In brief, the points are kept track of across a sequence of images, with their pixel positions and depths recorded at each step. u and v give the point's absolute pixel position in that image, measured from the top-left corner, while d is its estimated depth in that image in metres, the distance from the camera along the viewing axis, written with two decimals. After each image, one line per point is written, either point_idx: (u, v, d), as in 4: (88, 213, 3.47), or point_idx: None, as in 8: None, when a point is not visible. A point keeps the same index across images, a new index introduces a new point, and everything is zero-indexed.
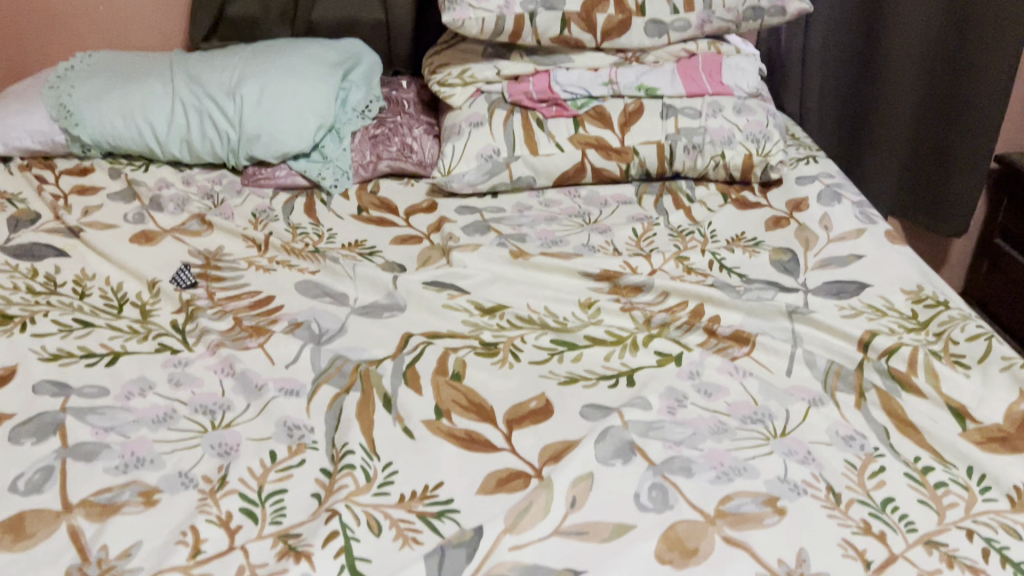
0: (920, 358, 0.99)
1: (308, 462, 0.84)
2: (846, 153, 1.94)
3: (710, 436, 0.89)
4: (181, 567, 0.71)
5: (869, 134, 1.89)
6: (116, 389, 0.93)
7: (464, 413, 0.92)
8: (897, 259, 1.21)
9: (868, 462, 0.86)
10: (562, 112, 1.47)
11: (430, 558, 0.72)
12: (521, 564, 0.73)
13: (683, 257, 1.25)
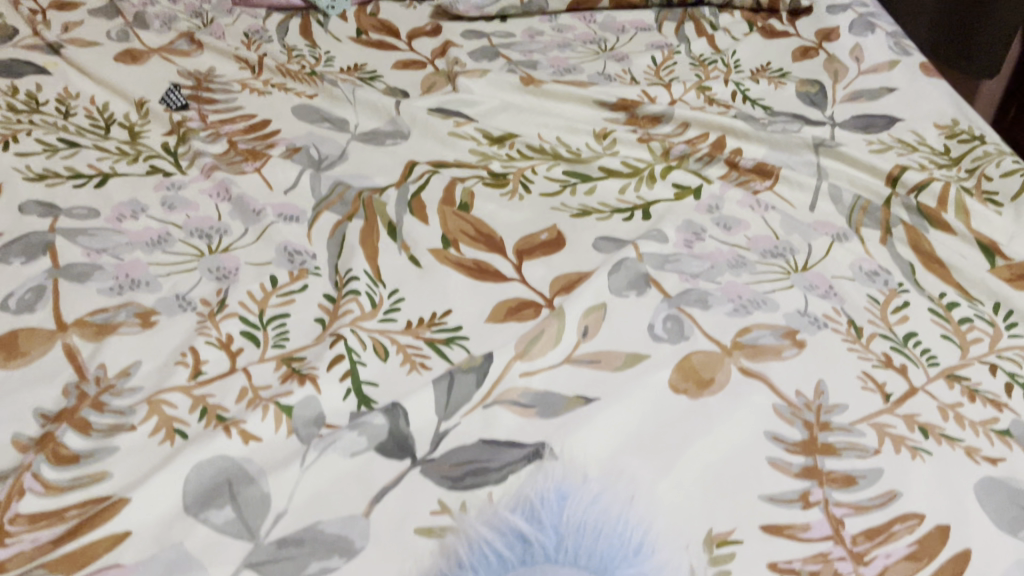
0: (952, 193, 0.94)
1: (309, 287, 0.81)
2: None
3: (728, 270, 0.85)
4: (181, 387, 0.68)
5: None
6: (107, 212, 0.89)
7: (471, 243, 0.88)
8: (932, 93, 1.14)
9: (891, 297, 0.82)
10: None
11: (438, 382, 0.69)
12: (532, 391, 0.70)
13: (705, 87, 1.17)
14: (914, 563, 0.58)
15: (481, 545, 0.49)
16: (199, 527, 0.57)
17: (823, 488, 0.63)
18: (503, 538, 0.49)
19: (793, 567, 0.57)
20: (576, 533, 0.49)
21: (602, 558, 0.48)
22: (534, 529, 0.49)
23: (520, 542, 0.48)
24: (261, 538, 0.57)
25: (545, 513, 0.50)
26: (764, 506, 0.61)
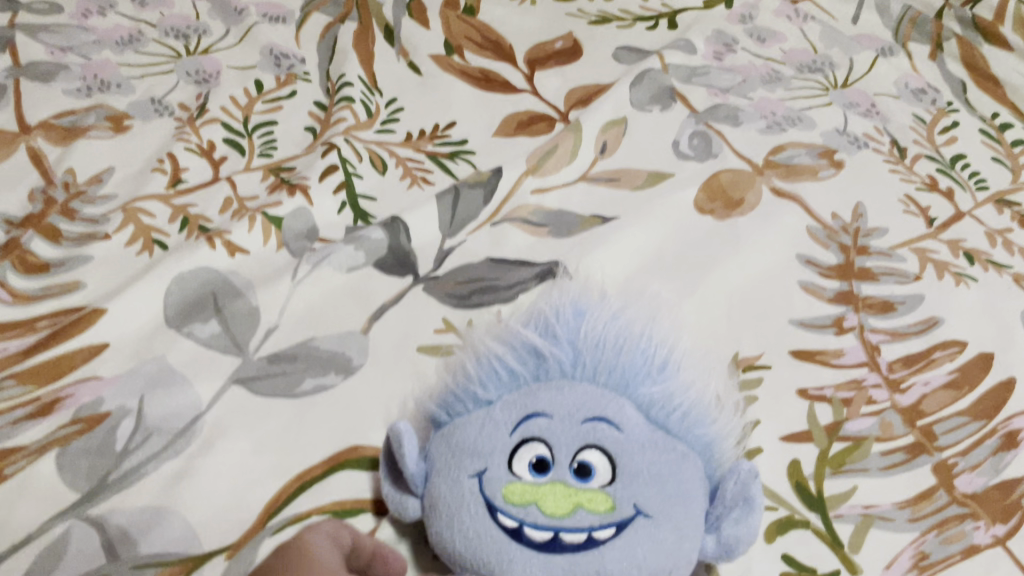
0: (1013, 6, 0.84)
1: (299, 94, 0.73)
2: None
3: (760, 87, 0.77)
4: (159, 196, 0.62)
5: None
6: (70, 7, 0.79)
7: (478, 51, 0.79)
8: None
9: (939, 118, 0.75)
10: None
11: (442, 198, 0.63)
12: (545, 209, 0.64)
13: None
14: (954, 391, 0.54)
15: (488, 357, 0.43)
16: (183, 342, 0.52)
17: (858, 313, 0.58)
18: (511, 348, 0.42)
19: (824, 394, 0.53)
20: (594, 342, 0.42)
21: (626, 370, 0.41)
22: (547, 338, 0.42)
23: (532, 355, 0.42)
24: (250, 355, 0.52)
25: (559, 319, 0.43)
26: (793, 332, 0.57)
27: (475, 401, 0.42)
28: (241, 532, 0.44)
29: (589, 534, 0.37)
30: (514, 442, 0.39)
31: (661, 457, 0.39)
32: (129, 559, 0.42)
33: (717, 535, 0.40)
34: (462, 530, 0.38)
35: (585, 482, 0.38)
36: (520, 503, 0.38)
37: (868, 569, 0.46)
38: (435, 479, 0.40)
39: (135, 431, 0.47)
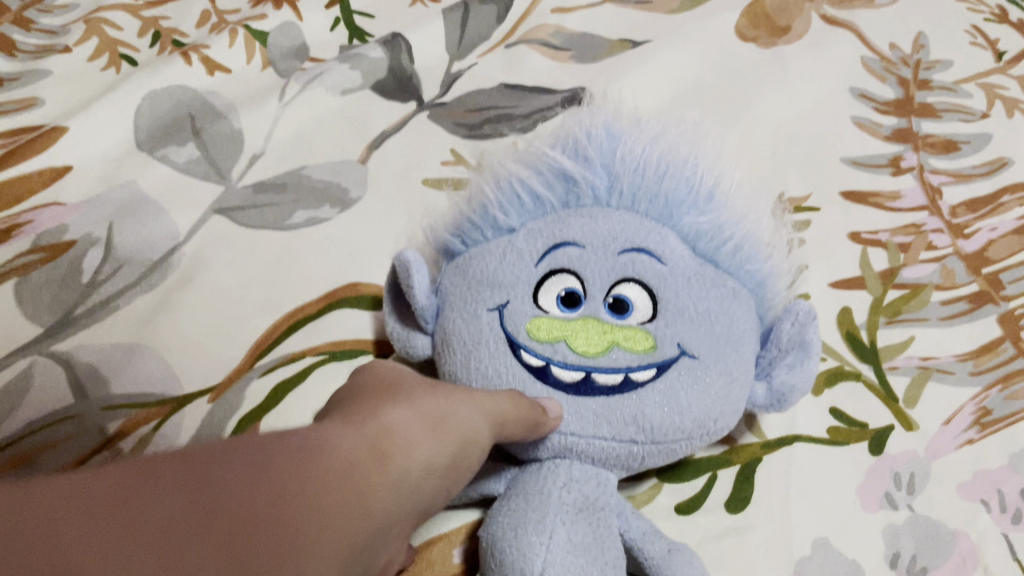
0: None
1: None
2: None
3: None
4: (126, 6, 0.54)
5: None
6: None
7: None
8: None
9: None
10: None
11: (450, 14, 0.55)
12: (566, 32, 0.56)
13: None
14: None
15: (509, 180, 0.36)
16: (156, 166, 0.46)
17: (918, 153, 0.52)
18: (533, 168, 0.36)
19: (879, 238, 0.48)
20: (632, 162, 0.35)
21: (668, 197, 0.35)
22: (577, 158, 0.36)
23: (561, 178, 0.36)
24: (234, 182, 0.46)
25: (589, 137, 0.36)
26: (846, 171, 0.51)
27: (494, 229, 0.36)
28: (225, 373, 0.39)
29: (627, 376, 0.32)
30: (540, 274, 0.34)
31: (708, 291, 0.34)
32: (99, 399, 0.38)
33: (767, 382, 0.36)
34: (480, 371, 0.33)
35: (622, 319, 0.33)
36: (547, 340, 0.33)
37: (925, 425, 0.41)
38: (450, 314, 0.35)
39: (104, 261, 0.42)
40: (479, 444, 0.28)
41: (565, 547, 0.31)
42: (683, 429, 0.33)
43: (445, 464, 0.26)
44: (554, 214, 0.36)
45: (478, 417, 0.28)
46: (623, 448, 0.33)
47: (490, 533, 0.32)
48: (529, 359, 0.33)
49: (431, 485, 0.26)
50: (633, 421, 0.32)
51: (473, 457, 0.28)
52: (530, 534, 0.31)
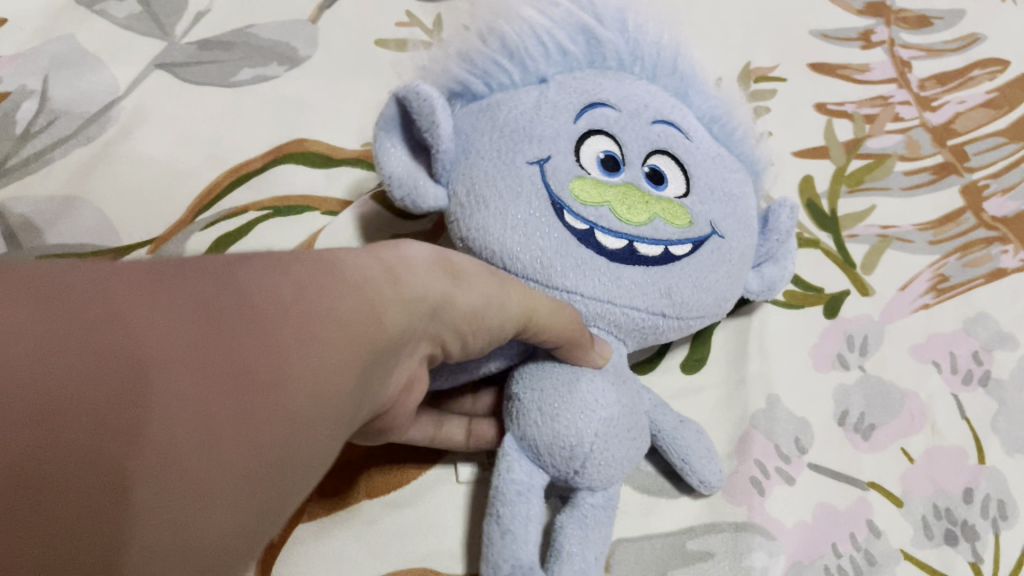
0: None
1: None
2: None
3: None
4: None
5: None
6: None
7: None
8: None
9: None
10: None
11: None
12: None
13: None
14: (993, 111, 0.47)
15: (539, 28, 0.32)
16: (94, 20, 0.44)
17: (890, 27, 0.50)
18: (560, 16, 0.33)
19: (845, 109, 0.47)
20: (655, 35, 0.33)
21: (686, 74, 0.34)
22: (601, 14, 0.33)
23: (586, 37, 0.33)
24: (177, 39, 0.44)
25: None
26: (815, 43, 0.49)
27: (521, 79, 0.32)
28: (165, 227, 0.38)
29: (667, 250, 0.30)
30: (581, 131, 0.31)
31: (729, 175, 0.33)
32: (32, 249, 0.37)
33: (758, 271, 0.35)
34: (517, 227, 0.29)
35: (658, 190, 0.31)
36: (592, 203, 0.29)
37: (881, 290, 0.41)
38: (478, 162, 0.30)
39: (38, 114, 0.40)
40: (500, 323, 0.26)
41: (619, 410, 0.29)
42: (702, 314, 0.32)
43: (461, 311, 0.25)
44: (581, 73, 0.33)
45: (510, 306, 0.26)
46: (649, 330, 0.31)
47: (528, 392, 0.30)
48: (571, 220, 0.29)
49: (442, 322, 0.25)
50: (666, 298, 0.30)
51: (486, 330, 0.26)
52: (586, 393, 0.29)
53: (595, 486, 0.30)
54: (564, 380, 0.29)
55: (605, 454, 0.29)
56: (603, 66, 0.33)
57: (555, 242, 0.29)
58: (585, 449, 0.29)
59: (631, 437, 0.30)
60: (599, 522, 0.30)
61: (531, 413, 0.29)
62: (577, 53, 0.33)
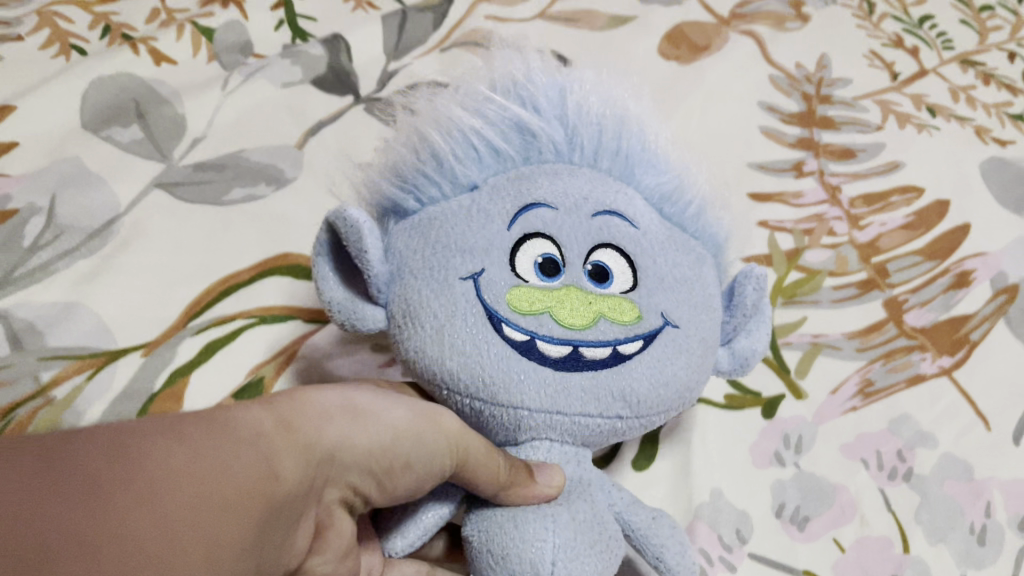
0: None
1: None
2: None
3: None
4: None
5: None
6: None
7: None
8: None
9: None
10: None
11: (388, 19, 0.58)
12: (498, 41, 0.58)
13: None
14: (911, 232, 0.52)
15: (462, 131, 0.35)
16: (99, 145, 0.48)
17: (819, 159, 0.56)
18: (487, 121, 0.35)
19: (784, 226, 0.52)
20: (587, 123, 0.36)
21: (626, 157, 0.36)
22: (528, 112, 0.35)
23: (517, 132, 0.35)
24: (174, 161, 0.48)
25: (539, 89, 0.36)
26: (752, 174, 0.55)
27: (455, 189, 0.35)
28: (158, 331, 0.42)
29: (614, 349, 0.32)
30: (516, 240, 0.33)
31: (678, 257, 0.35)
32: (34, 351, 0.40)
33: (728, 347, 0.37)
34: (456, 347, 0.32)
35: (601, 288, 0.33)
36: (529, 312, 0.32)
37: (814, 394, 0.45)
38: (410, 280, 0.33)
39: (45, 228, 0.44)
40: (413, 466, 0.31)
41: (571, 536, 0.31)
42: (661, 406, 0.33)
43: (366, 452, 0.30)
44: (515, 173, 0.35)
45: (435, 454, 0.31)
46: (608, 422, 0.33)
47: (477, 526, 0.33)
48: (509, 332, 0.32)
49: (350, 464, 0.29)
50: (618, 396, 0.32)
51: (401, 475, 0.31)
52: (531, 519, 0.31)
53: None
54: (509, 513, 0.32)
55: (561, 570, 0.30)
56: (541, 159, 0.36)
57: (487, 354, 0.32)
58: (540, 571, 0.30)
59: (591, 548, 0.31)
60: None
61: (481, 547, 0.32)
62: (509, 152, 0.35)
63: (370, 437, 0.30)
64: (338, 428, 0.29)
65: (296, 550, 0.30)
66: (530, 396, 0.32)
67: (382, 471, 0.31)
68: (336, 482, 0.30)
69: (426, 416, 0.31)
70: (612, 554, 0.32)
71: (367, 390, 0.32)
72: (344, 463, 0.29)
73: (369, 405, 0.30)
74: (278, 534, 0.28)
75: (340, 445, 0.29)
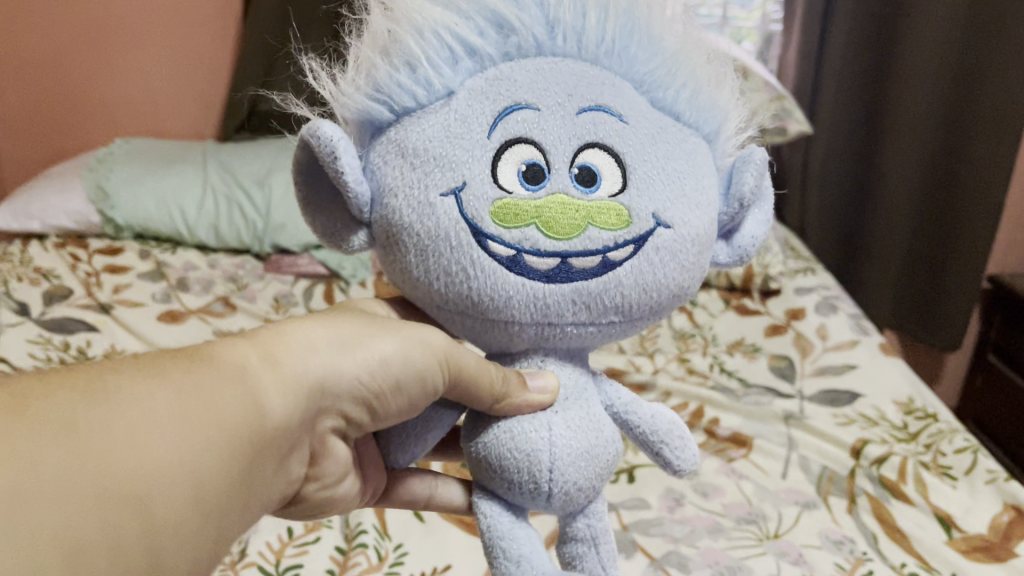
0: (909, 467, 1.03)
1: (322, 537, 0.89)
2: (848, 254, 2.10)
3: (706, 535, 0.93)
4: None
5: (871, 239, 2.01)
6: None
7: None
8: (891, 371, 1.26)
9: (856, 565, 0.89)
10: None
11: None
12: None
13: (685, 358, 1.32)
14: None
15: (450, 30, 0.48)
16: None
17: None
18: (465, 22, 0.48)
19: None
20: (569, 8, 0.48)
21: (612, 48, 0.49)
22: (510, 7, 0.48)
23: (498, 28, 0.49)
24: None
25: None
26: None
27: (434, 96, 0.48)
28: None
29: (605, 258, 0.46)
30: (498, 147, 0.46)
31: (657, 146, 0.48)
32: None
33: (729, 244, 0.54)
34: (438, 274, 0.47)
35: (587, 194, 0.46)
36: (515, 226, 0.45)
37: None
38: (392, 199, 0.48)
39: None
40: (397, 385, 0.51)
41: (565, 447, 0.47)
42: (638, 299, 0.48)
43: (363, 377, 0.51)
44: (494, 71, 0.49)
45: (416, 364, 0.51)
46: (598, 310, 0.47)
47: (486, 441, 0.49)
48: (493, 246, 0.46)
49: (349, 378, 0.50)
50: (609, 306, 0.47)
51: (391, 396, 0.52)
52: (532, 431, 0.48)
53: (579, 498, 0.49)
54: (510, 429, 0.49)
55: (558, 475, 0.47)
56: (522, 51, 0.49)
57: (478, 266, 0.46)
58: (539, 478, 0.47)
59: (581, 454, 0.48)
60: (588, 534, 0.51)
61: (490, 458, 0.49)
62: (489, 52, 0.49)
63: (366, 364, 0.51)
64: (332, 355, 0.50)
65: (291, 474, 0.53)
66: (520, 296, 0.46)
67: (375, 393, 0.51)
68: (333, 405, 0.51)
69: (415, 344, 0.51)
70: (601, 459, 0.49)
71: (368, 326, 0.52)
72: (345, 380, 0.50)
73: (370, 338, 0.51)
74: (290, 439, 0.49)
75: (338, 369, 0.50)
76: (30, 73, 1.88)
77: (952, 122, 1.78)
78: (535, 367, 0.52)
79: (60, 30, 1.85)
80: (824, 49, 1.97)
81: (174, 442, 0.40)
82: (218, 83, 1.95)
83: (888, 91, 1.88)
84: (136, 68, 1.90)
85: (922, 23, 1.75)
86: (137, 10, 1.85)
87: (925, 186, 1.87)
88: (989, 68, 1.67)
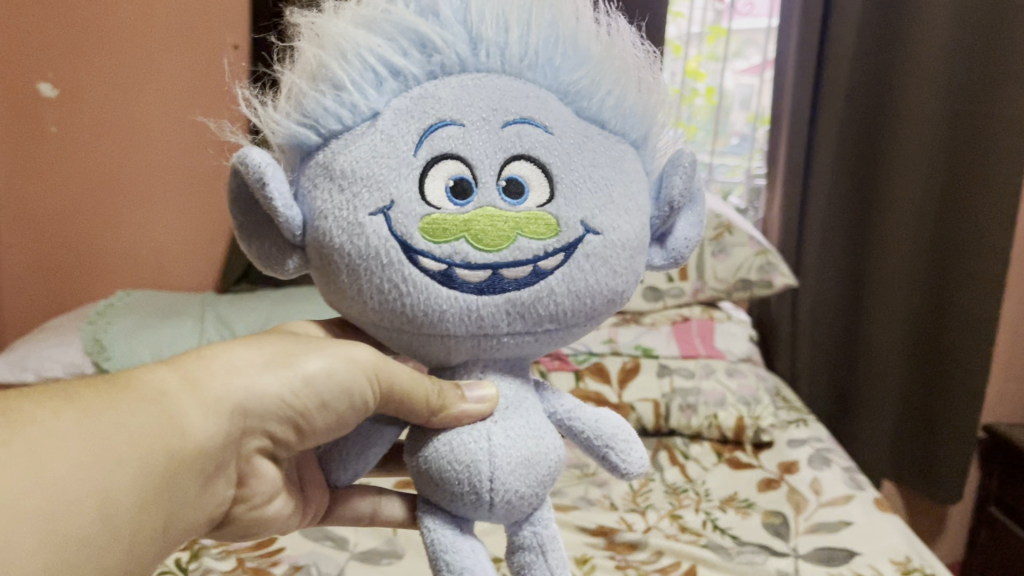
0: None
1: None
2: (837, 400, 2.10)
3: None
4: None
5: (860, 384, 2.03)
6: None
7: None
8: (885, 529, 1.23)
9: None
10: (691, 350, 1.68)
11: None
12: None
13: (677, 515, 1.30)
14: None
15: (376, 53, 0.56)
16: None
17: None
18: (388, 43, 0.56)
19: None
20: (491, 26, 0.56)
21: (536, 63, 0.57)
22: (431, 28, 0.56)
23: (419, 46, 0.56)
24: None
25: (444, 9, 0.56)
26: None
27: (360, 117, 0.55)
28: None
29: (536, 267, 0.54)
30: (424, 165, 0.53)
31: (582, 156, 0.55)
32: None
33: (663, 250, 0.63)
34: (373, 290, 0.54)
35: (515, 206, 0.54)
36: (446, 242, 0.53)
37: None
38: (323, 222, 0.55)
39: None
40: (320, 400, 0.61)
41: (507, 456, 0.54)
42: (571, 303, 0.55)
43: (287, 393, 0.61)
44: (418, 89, 0.56)
45: (354, 374, 0.61)
46: (534, 315, 0.55)
47: (434, 451, 0.56)
48: (424, 261, 0.53)
49: (270, 395, 0.61)
50: (545, 313, 0.55)
51: (315, 416, 0.62)
52: (472, 442, 0.55)
53: (523, 504, 0.55)
54: (450, 441, 0.56)
55: (499, 483, 0.54)
56: (446, 71, 0.56)
57: (411, 281, 0.53)
58: (481, 486, 0.54)
59: (521, 464, 0.55)
60: (535, 541, 0.58)
61: (434, 470, 0.56)
62: (413, 72, 0.56)
63: (288, 382, 0.61)
64: (252, 377, 0.61)
65: (218, 496, 0.64)
66: (454, 308, 0.54)
67: (298, 411, 0.62)
68: (257, 427, 0.63)
69: (342, 361, 0.62)
70: (541, 467, 0.56)
71: (294, 348, 0.63)
72: (267, 397, 0.61)
73: (291, 359, 0.62)
74: (215, 458, 0.61)
75: (257, 391, 0.61)
76: (40, 230, 1.95)
77: (938, 265, 1.89)
78: (475, 378, 0.60)
79: (69, 187, 1.93)
80: (806, 200, 1.97)
81: (77, 455, 0.50)
82: (220, 237, 1.99)
83: (869, 239, 1.95)
84: (139, 221, 1.97)
85: (901, 177, 1.86)
86: (142, 168, 1.93)
87: (913, 326, 1.95)
88: (970, 220, 1.82)
